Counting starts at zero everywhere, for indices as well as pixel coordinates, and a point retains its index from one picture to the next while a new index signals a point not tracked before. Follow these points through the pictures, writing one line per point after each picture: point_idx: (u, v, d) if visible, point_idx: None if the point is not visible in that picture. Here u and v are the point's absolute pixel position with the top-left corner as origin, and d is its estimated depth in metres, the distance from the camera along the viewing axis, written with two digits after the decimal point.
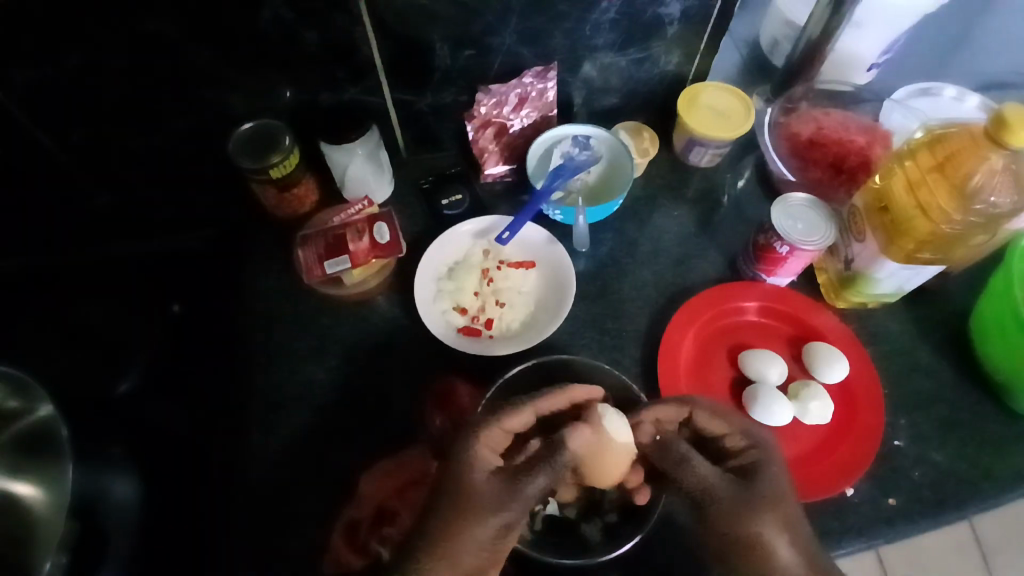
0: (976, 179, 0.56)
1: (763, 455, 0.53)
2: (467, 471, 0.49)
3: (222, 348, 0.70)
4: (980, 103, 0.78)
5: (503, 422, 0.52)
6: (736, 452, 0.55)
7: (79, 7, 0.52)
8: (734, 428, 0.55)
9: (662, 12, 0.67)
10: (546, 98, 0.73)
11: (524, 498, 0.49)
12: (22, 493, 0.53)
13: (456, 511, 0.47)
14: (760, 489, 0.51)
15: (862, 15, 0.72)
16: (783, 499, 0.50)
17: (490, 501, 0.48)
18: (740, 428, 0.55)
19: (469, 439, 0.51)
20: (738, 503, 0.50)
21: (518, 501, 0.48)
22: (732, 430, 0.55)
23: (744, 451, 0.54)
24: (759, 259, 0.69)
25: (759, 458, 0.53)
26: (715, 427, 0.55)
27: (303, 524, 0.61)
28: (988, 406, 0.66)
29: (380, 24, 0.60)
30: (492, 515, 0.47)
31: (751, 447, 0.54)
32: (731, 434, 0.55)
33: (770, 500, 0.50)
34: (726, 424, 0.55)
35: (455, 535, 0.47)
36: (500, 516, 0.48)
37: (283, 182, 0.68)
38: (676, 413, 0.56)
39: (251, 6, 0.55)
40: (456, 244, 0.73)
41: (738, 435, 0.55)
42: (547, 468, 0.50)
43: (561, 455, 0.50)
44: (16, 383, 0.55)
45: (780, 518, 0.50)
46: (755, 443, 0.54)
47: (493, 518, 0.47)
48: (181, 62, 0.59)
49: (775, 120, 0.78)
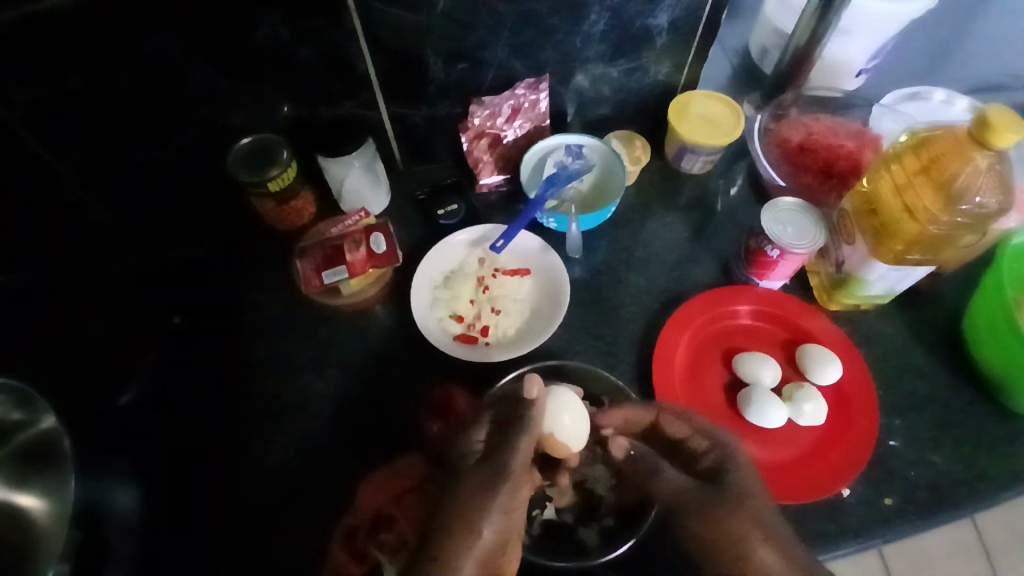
0: (960, 181, 0.57)
1: (727, 454, 0.55)
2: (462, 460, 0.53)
3: (224, 361, 0.71)
4: (969, 105, 0.78)
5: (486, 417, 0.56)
6: (701, 455, 0.56)
7: (79, 29, 0.52)
8: (698, 431, 0.57)
9: (651, 22, 0.68)
10: (539, 109, 0.74)
11: (513, 467, 0.51)
12: (25, 503, 0.54)
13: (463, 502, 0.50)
14: (728, 489, 0.52)
15: (848, 23, 0.74)
16: (754, 496, 0.52)
17: (486, 482, 0.51)
18: (703, 431, 0.57)
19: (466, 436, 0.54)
20: (713, 501, 0.51)
21: (510, 470, 0.51)
22: (695, 432, 0.57)
23: (706, 453, 0.56)
24: (750, 264, 0.70)
25: (722, 458, 0.55)
26: (678, 430, 0.57)
27: (304, 533, 0.62)
28: (983, 405, 0.66)
29: (375, 41, 0.62)
30: (488, 491, 0.50)
31: (712, 448, 0.56)
32: (695, 438, 0.57)
33: (741, 498, 0.51)
34: (693, 427, 0.57)
35: (472, 514, 0.49)
36: (497, 491, 0.50)
37: (281, 196, 0.69)
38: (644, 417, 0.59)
39: (247, 24, 0.57)
40: (452, 253, 0.74)
41: (701, 437, 0.57)
42: (522, 435, 0.52)
43: (527, 413, 0.52)
44: (20, 395, 0.56)
45: (753, 520, 0.50)
46: (717, 444, 0.56)
47: (496, 491, 0.50)
48: (180, 83, 0.61)
49: (765, 126, 0.79)
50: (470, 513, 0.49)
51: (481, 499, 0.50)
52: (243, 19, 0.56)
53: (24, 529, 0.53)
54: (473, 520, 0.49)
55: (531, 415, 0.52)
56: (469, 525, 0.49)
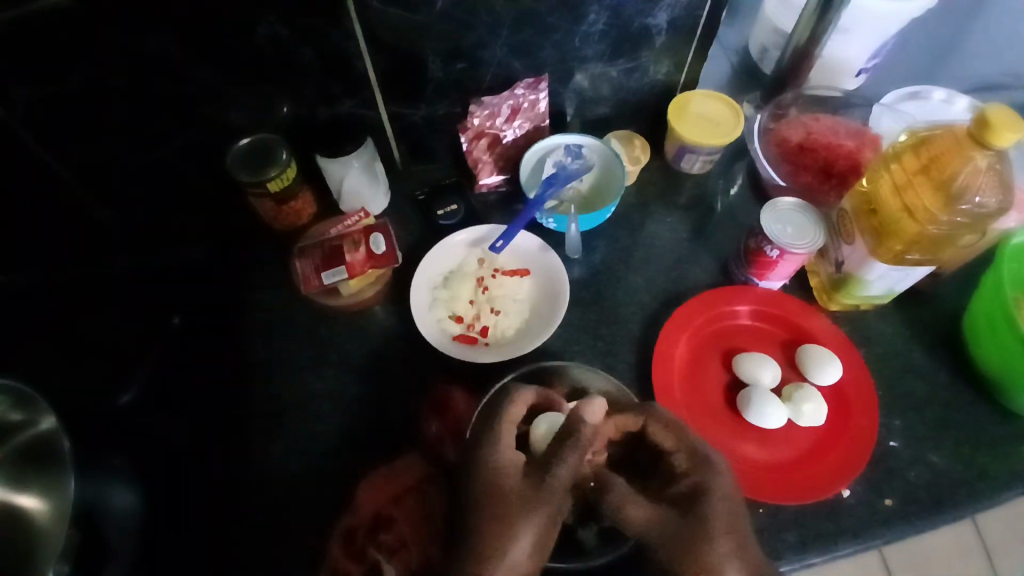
0: (960, 180, 0.56)
1: (705, 478, 0.53)
2: (498, 478, 0.52)
3: (224, 362, 0.71)
4: (969, 105, 0.78)
5: (508, 415, 0.55)
6: (682, 473, 0.55)
7: (78, 30, 0.52)
8: (683, 447, 0.55)
9: (650, 22, 0.68)
10: (538, 109, 0.74)
11: (558, 485, 0.50)
12: (25, 504, 0.54)
13: (502, 521, 0.50)
14: (699, 520, 0.50)
15: (847, 22, 0.73)
16: (724, 530, 0.50)
17: (527, 503, 0.50)
18: (688, 449, 0.55)
19: (488, 446, 0.54)
20: (682, 531, 0.50)
21: (556, 488, 0.50)
22: (680, 450, 0.55)
23: (687, 474, 0.54)
24: (750, 264, 0.70)
25: (702, 481, 0.53)
26: (665, 442, 0.56)
27: (303, 534, 0.62)
28: (982, 405, 0.66)
29: (373, 41, 0.62)
30: (533, 510, 0.50)
31: (693, 470, 0.54)
32: (679, 454, 0.55)
33: (714, 528, 0.50)
34: (677, 442, 0.56)
35: (511, 533, 0.49)
36: (542, 510, 0.50)
37: (281, 195, 0.69)
38: (633, 423, 0.57)
39: (246, 24, 0.57)
40: (451, 254, 0.74)
41: (685, 456, 0.55)
42: (574, 452, 0.51)
43: (584, 429, 0.51)
44: (19, 395, 0.55)
45: (724, 548, 0.50)
46: (698, 466, 0.54)
47: (540, 512, 0.50)
48: (179, 84, 0.61)
49: (765, 126, 0.79)
50: (508, 533, 0.49)
51: (520, 518, 0.50)
52: (242, 19, 0.56)
53: (25, 529, 0.53)
54: (515, 537, 0.49)
55: (585, 434, 0.51)
56: (512, 541, 0.49)
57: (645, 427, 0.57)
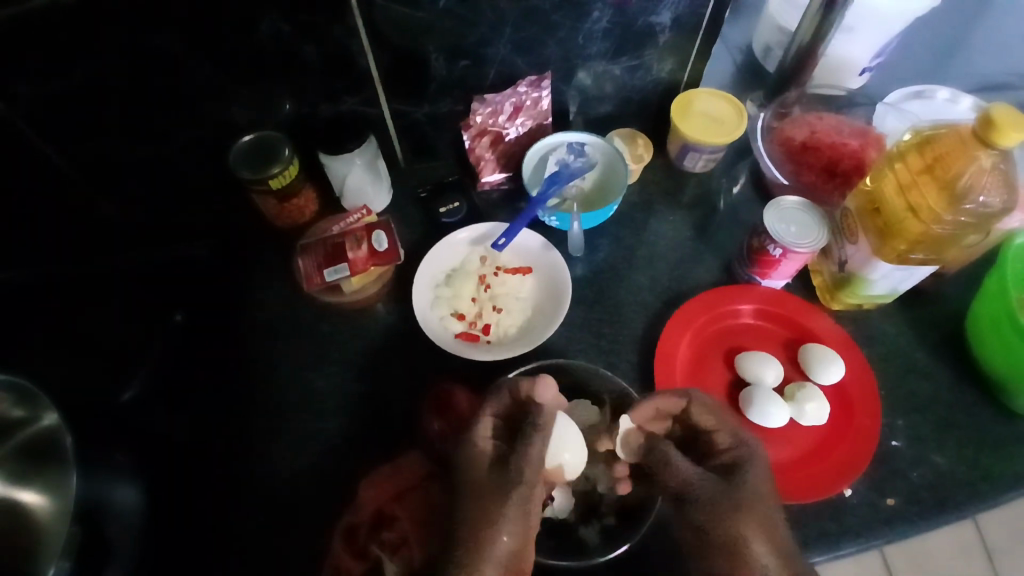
0: (965, 179, 0.56)
1: (748, 455, 0.54)
2: (471, 470, 0.52)
3: (226, 360, 0.71)
4: (973, 104, 0.78)
5: (486, 410, 0.55)
6: (724, 451, 0.56)
7: (83, 26, 0.52)
8: (725, 427, 0.56)
9: (654, 20, 0.68)
10: (541, 106, 0.74)
11: (528, 470, 0.51)
12: (27, 500, 0.53)
13: (478, 512, 0.50)
14: (743, 490, 0.52)
15: (852, 20, 0.73)
16: (765, 503, 0.52)
17: (500, 489, 0.50)
18: (730, 428, 0.56)
19: (465, 437, 0.54)
20: (719, 499, 0.51)
21: (524, 473, 0.50)
22: (722, 429, 0.56)
23: (729, 450, 0.55)
24: (753, 263, 0.69)
25: (744, 457, 0.54)
26: (707, 423, 0.57)
27: (304, 531, 0.62)
28: (986, 406, 0.66)
29: (376, 38, 0.62)
30: (504, 496, 0.50)
31: (737, 446, 0.55)
32: (721, 433, 0.56)
33: (749, 501, 0.51)
34: (720, 422, 0.57)
35: (486, 523, 0.49)
36: (513, 496, 0.50)
37: (283, 192, 0.69)
38: (676, 404, 0.57)
39: (249, 21, 0.56)
40: (454, 251, 0.74)
41: (728, 434, 0.56)
42: (535, 436, 0.51)
43: (537, 415, 0.53)
44: (22, 392, 0.55)
45: (760, 521, 0.50)
46: (741, 443, 0.55)
47: (515, 496, 0.50)
48: (182, 80, 0.61)
49: (769, 124, 0.79)
50: (486, 522, 0.49)
51: (497, 507, 0.50)
52: (246, 16, 0.56)
53: (25, 525, 0.52)
54: (490, 526, 0.49)
55: (543, 419, 0.52)
56: (488, 528, 0.49)
57: (688, 409, 0.57)
